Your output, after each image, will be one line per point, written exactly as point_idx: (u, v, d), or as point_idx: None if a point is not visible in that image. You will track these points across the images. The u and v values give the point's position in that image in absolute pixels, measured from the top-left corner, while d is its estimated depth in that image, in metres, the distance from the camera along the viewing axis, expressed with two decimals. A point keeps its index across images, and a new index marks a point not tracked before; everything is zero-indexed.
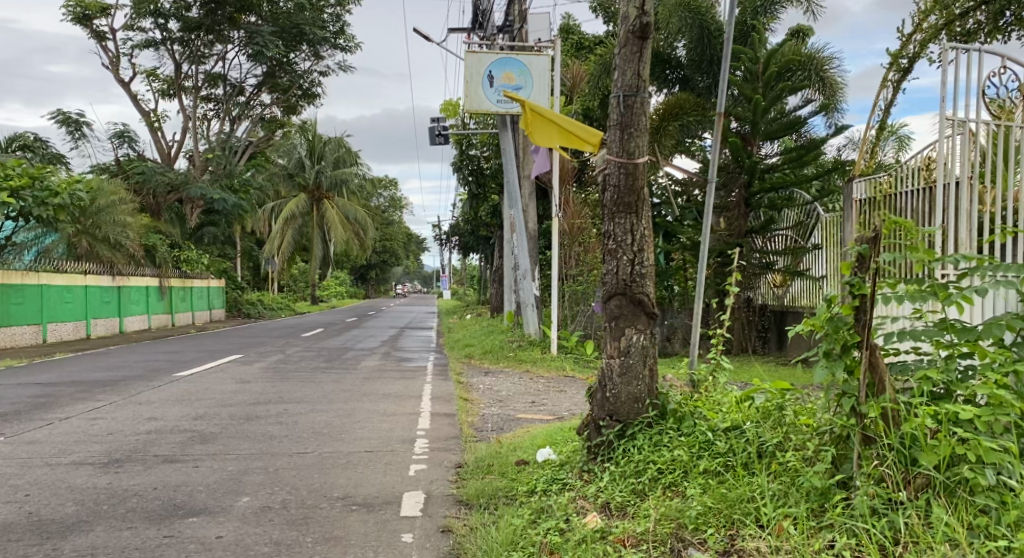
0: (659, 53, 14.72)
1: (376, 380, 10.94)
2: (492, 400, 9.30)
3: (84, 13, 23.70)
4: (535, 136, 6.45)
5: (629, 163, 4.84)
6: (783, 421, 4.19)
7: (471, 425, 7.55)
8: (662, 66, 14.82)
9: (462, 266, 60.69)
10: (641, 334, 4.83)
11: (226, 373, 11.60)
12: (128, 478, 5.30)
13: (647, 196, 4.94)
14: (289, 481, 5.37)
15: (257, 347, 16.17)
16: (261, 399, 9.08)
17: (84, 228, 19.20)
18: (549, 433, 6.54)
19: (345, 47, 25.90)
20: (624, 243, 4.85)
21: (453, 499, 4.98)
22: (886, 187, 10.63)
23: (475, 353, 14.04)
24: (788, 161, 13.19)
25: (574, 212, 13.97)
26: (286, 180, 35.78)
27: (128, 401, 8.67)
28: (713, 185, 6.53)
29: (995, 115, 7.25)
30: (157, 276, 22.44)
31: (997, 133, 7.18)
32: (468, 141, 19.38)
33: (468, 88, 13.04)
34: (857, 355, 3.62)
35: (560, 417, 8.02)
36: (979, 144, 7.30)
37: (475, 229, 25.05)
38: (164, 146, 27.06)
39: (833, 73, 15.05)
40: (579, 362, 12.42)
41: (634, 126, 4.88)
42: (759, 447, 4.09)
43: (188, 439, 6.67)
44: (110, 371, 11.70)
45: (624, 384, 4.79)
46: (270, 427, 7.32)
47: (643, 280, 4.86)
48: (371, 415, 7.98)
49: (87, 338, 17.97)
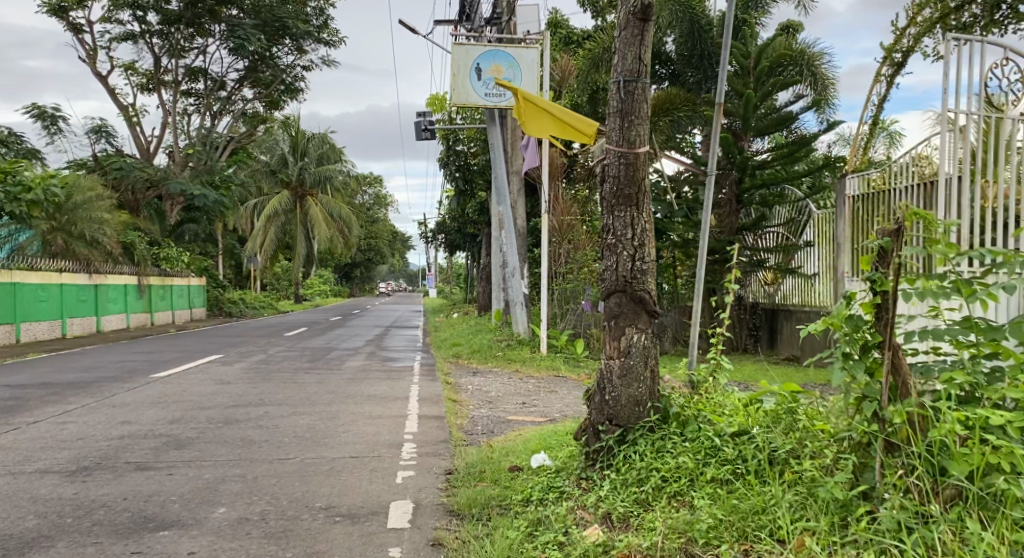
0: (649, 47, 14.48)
1: (361, 381, 10.64)
2: (481, 402, 9.03)
3: (60, 5, 23.24)
4: (527, 126, 6.14)
5: (630, 153, 4.59)
6: (795, 426, 3.94)
7: (461, 428, 7.29)
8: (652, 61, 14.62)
9: (448, 264, 60.33)
10: (642, 333, 4.58)
11: (205, 374, 11.26)
12: (96, 488, 4.99)
13: (648, 187, 4.68)
14: (269, 490, 5.08)
15: (238, 347, 15.81)
16: (242, 401, 8.77)
17: (59, 225, 18.78)
18: (541, 436, 6.28)
19: (329, 41, 25.51)
20: (624, 238, 4.59)
21: (444, 508, 4.71)
22: (880, 183, 10.47)
23: (461, 353, 13.74)
24: (779, 158, 12.98)
25: (563, 208, 13.77)
26: (269, 177, 35.38)
27: (102, 404, 8.33)
28: (712, 176, 6.24)
29: (984, 109, 7.12)
30: (135, 274, 21.97)
31: (988, 127, 7.04)
32: (454, 137, 19.12)
33: (455, 81, 12.74)
34: (878, 357, 3.37)
35: (552, 419, 7.76)
36: (970, 140, 7.16)
37: (461, 226, 24.78)
38: (144, 141, 26.60)
39: (823, 68, 14.92)
40: (568, 362, 12.15)
41: (635, 114, 4.62)
42: (770, 454, 3.84)
43: (162, 445, 6.36)
44: (84, 372, 11.33)
45: (624, 386, 4.53)
46: (250, 431, 7.02)
47: (644, 277, 4.60)
48: (356, 418, 7.68)
49: (62, 337, 17.52)
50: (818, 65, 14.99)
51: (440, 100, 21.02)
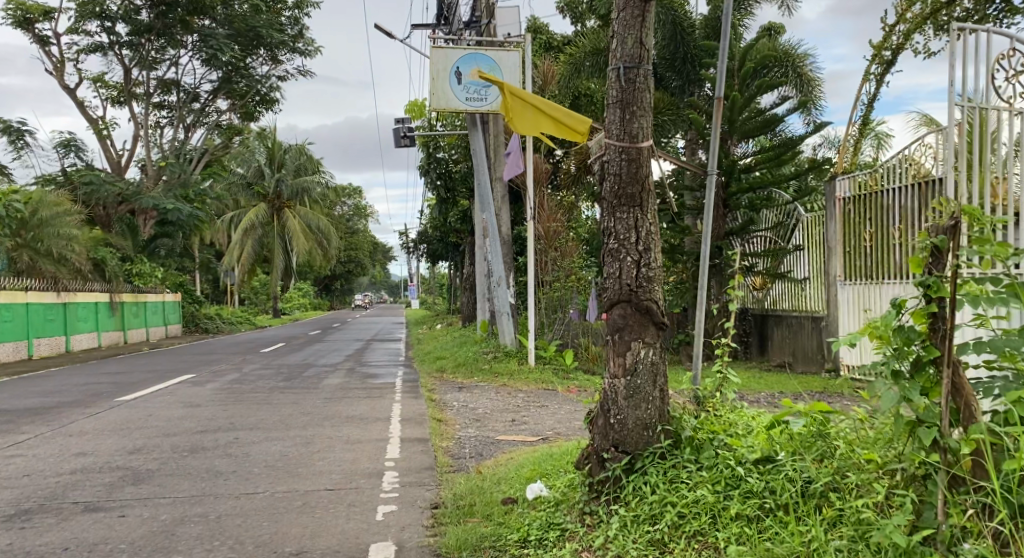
0: None
1: (340, 400, 10.08)
2: (467, 420, 8.51)
3: (25, 17, 22.53)
4: (515, 124, 5.64)
5: (632, 148, 4.10)
6: (831, 454, 3.46)
7: (447, 452, 6.79)
8: None
9: (430, 274, 59.53)
10: (649, 348, 4.09)
11: (174, 396, 10.68)
12: (34, 538, 4.45)
13: (652, 186, 4.19)
14: (231, 533, 4.55)
15: (212, 365, 15.21)
16: (211, 426, 8.23)
17: (25, 241, 18.30)
18: (536, 461, 5.74)
19: (304, 51, 24.97)
20: (627, 242, 4.11)
21: (429, 551, 4.20)
22: (872, 184, 10.14)
23: (446, 367, 13.15)
24: (764, 161, 12.53)
25: (547, 216, 13.09)
26: (245, 191, 34.75)
27: (58, 433, 7.78)
28: (714, 177, 5.62)
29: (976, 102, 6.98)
30: (107, 291, 21.24)
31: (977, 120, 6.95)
32: (435, 143, 18.85)
33: (434, 85, 12.23)
34: (932, 374, 2.92)
35: (543, 438, 7.26)
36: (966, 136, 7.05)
37: (443, 236, 24.33)
38: (115, 155, 25.92)
39: (808, 70, 14.62)
40: (558, 375, 11.66)
41: (636, 104, 4.14)
42: (805, 486, 3.35)
43: (117, 480, 5.82)
44: (46, 397, 10.72)
45: (631, 408, 4.03)
46: (217, 460, 6.49)
47: (650, 285, 4.11)
48: (332, 443, 7.13)
49: (28, 358, 16.80)
50: (803, 66, 14.65)
51: (419, 107, 20.56)
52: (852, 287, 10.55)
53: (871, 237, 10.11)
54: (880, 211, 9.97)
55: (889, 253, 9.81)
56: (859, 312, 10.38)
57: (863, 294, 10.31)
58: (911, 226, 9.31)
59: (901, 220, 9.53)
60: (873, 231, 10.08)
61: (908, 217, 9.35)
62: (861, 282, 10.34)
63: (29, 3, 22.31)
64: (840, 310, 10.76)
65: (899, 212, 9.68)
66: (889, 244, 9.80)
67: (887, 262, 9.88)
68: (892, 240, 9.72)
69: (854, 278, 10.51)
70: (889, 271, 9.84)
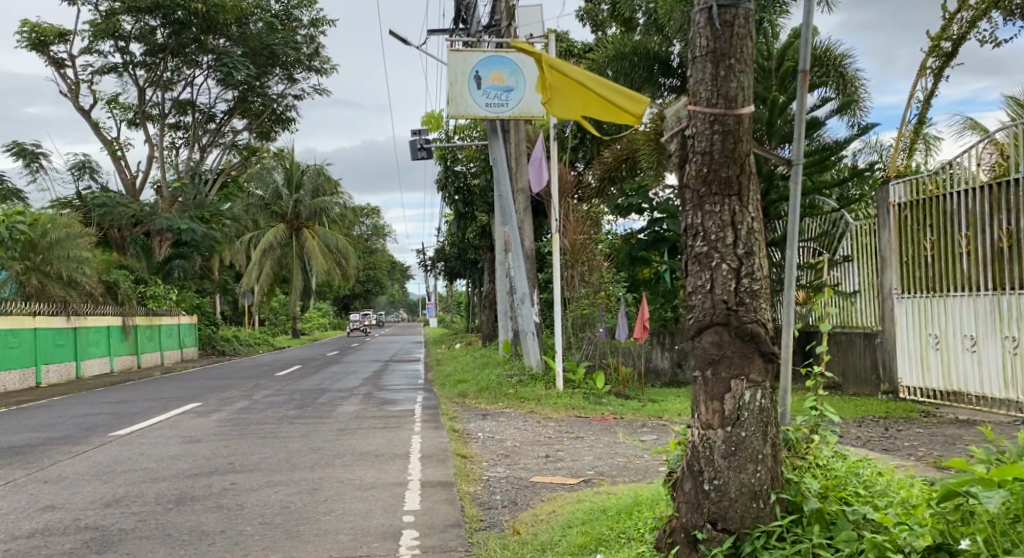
0: (652, 54, 12.56)
1: (353, 432, 9.04)
2: (496, 456, 7.44)
3: (40, 39, 21.89)
4: (551, 104, 4.55)
5: (728, 116, 3.19)
6: None
7: (474, 501, 5.71)
8: (654, 70, 12.61)
9: (450, 293, 58.17)
10: (756, 389, 3.13)
11: (175, 429, 9.68)
12: None
13: (751, 170, 3.26)
14: None
15: (222, 392, 14.21)
16: (208, 467, 7.24)
17: (33, 264, 17.28)
18: (587, 518, 4.66)
19: (320, 68, 24.21)
20: (721, 245, 3.18)
21: None
22: (932, 187, 8.94)
23: (468, 392, 12.01)
24: (810, 165, 11.14)
25: (574, 228, 11.84)
26: (263, 211, 33.93)
27: (33, 479, 6.80)
28: (797, 165, 4.25)
29: None
30: (120, 314, 20.30)
31: None
32: (453, 156, 17.90)
33: (452, 91, 11.23)
34: None
35: (585, 481, 6.16)
36: None
37: (463, 252, 23.30)
38: (129, 176, 25.29)
39: (852, 69, 13.51)
40: (589, 399, 10.55)
41: (734, 56, 3.23)
42: None
43: (79, 547, 4.80)
44: (36, 432, 9.74)
45: (733, 471, 3.08)
46: (205, 515, 5.48)
47: (755, 302, 3.17)
48: (341, 491, 6.07)
49: (34, 386, 15.85)
50: (844, 65, 13.50)
51: (437, 119, 19.74)
52: (912, 300, 9.32)
53: (933, 246, 8.90)
54: (942, 216, 8.78)
55: (955, 263, 8.60)
56: (921, 328, 9.13)
57: (925, 309, 9.10)
58: (983, 231, 8.17)
59: (969, 225, 8.36)
60: (937, 240, 8.86)
61: (978, 221, 8.21)
62: (922, 295, 9.13)
63: (43, 25, 21.69)
64: (897, 327, 9.51)
65: (966, 214, 8.43)
66: (954, 251, 8.61)
67: (952, 272, 8.66)
68: (958, 248, 8.53)
69: (914, 292, 9.29)
70: (955, 281, 8.63)
